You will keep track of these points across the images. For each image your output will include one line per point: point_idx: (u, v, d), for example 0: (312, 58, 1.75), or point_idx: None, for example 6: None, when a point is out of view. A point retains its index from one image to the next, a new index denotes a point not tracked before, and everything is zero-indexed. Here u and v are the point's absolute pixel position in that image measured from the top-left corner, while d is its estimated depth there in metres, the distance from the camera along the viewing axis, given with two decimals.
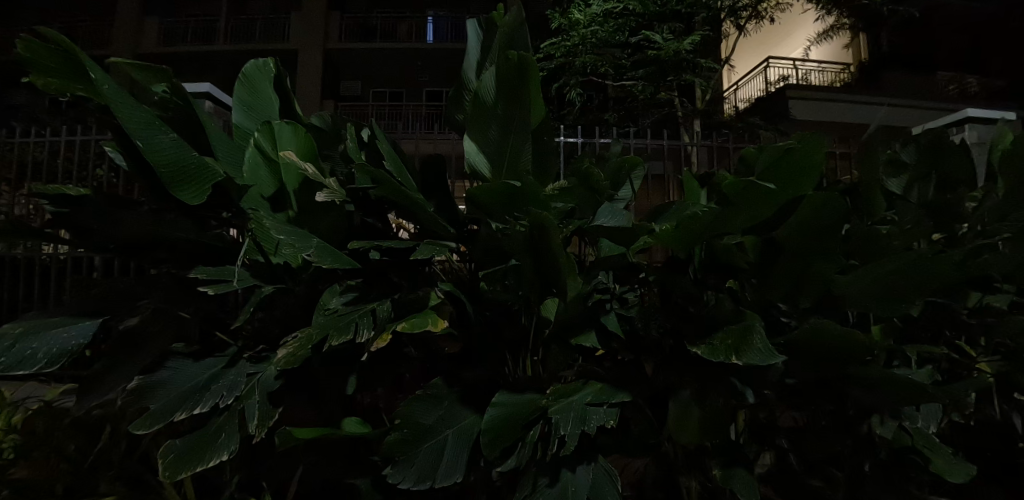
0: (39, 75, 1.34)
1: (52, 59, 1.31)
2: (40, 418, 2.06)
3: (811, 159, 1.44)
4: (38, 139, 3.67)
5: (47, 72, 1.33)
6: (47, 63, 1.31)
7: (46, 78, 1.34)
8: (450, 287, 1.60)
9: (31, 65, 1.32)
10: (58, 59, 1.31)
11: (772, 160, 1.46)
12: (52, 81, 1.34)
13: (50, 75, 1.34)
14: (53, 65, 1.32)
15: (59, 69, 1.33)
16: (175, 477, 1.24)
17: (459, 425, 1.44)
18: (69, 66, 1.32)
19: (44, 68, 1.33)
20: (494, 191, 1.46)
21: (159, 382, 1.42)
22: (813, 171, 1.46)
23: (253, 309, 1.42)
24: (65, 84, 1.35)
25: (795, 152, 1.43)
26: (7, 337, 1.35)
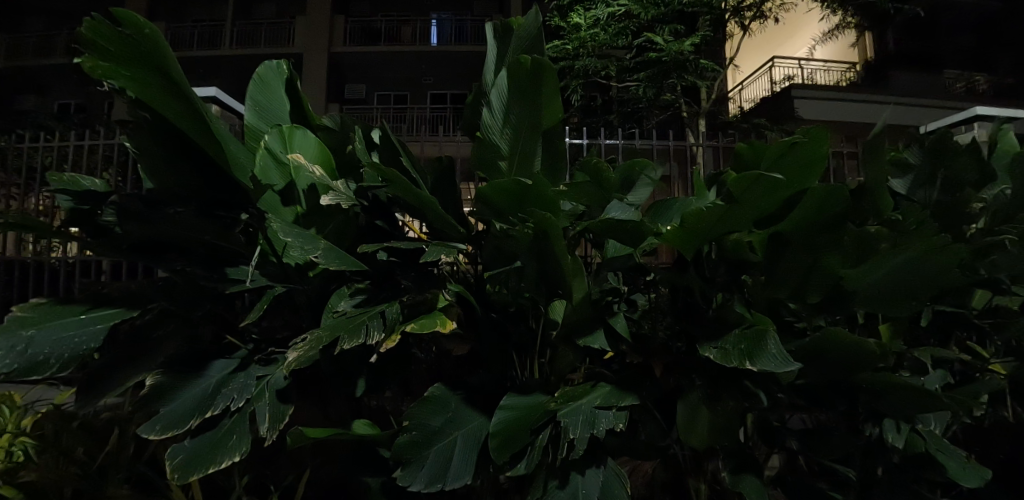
0: (92, 57, 1.27)
1: (116, 42, 1.26)
2: (49, 422, 2.06)
3: (819, 151, 1.39)
4: (46, 144, 3.67)
5: (103, 55, 1.27)
6: (107, 45, 1.26)
7: (96, 61, 1.28)
8: (458, 289, 1.59)
9: (88, 45, 1.26)
10: (124, 44, 1.26)
11: (777, 153, 1.45)
12: (104, 66, 1.28)
13: (103, 58, 1.28)
14: (111, 48, 1.27)
15: (118, 54, 1.28)
16: (185, 479, 1.23)
17: (468, 428, 1.44)
18: (131, 53, 1.27)
19: (100, 49, 1.27)
20: (503, 190, 1.44)
21: (171, 381, 1.41)
22: (822, 163, 1.41)
23: (265, 309, 1.42)
24: (116, 69, 1.29)
25: (802, 146, 1.39)
26: (16, 340, 1.35)
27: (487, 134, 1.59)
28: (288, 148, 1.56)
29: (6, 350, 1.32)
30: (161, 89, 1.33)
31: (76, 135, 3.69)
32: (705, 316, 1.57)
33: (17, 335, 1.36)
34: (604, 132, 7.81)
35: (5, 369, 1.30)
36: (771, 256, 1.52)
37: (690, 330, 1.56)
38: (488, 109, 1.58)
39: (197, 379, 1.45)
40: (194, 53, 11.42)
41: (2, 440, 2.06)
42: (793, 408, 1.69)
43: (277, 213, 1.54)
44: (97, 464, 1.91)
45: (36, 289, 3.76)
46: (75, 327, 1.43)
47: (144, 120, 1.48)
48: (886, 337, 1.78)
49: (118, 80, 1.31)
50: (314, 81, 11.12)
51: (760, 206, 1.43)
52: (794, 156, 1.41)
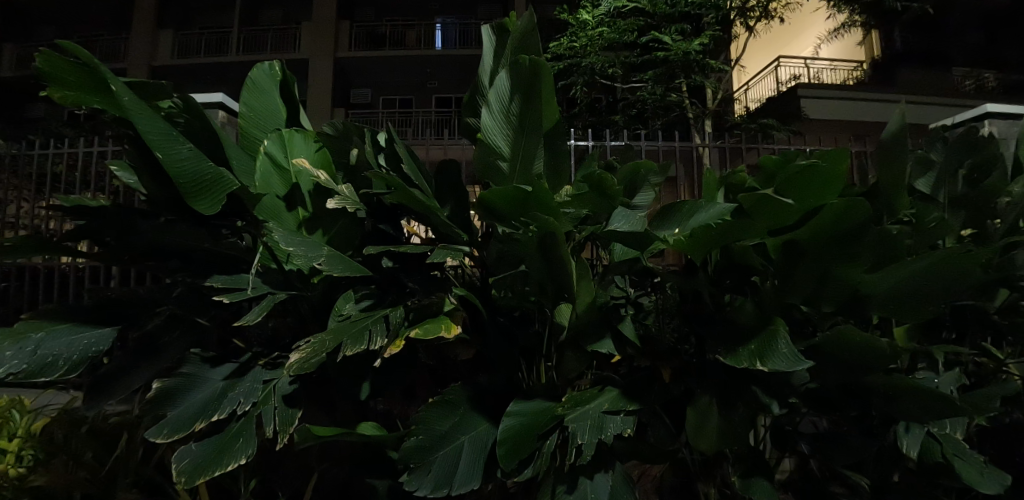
0: (55, 89, 1.29)
1: (71, 73, 1.26)
2: (58, 426, 2.06)
3: (839, 172, 1.35)
4: (54, 152, 3.69)
5: (65, 86, 1.29)
6: (65, 76, 1.26)
7: (61, 92, 1.30)
8: (463, 293, 1.57)
9: (49, 79, 1.27)
10: (78, 74, 1.26)
11: (794, 175, 1.38)
12: (68, 95, 1.30)
13: (66, 88, 1.29)
14: (70, 80, 1.27)
15: (76, 83, 1.28)
16: (191, 483, 1.23)
17: (475, 432, 1.42)
18: (89, 82, 1.28)
19: (62, 81, 1.27)
20: (507, 196, 1.42)
21: (175, 385, 1.41)
22: (839, 184, 1.37)
23: (263, 314, 1.42)
24: (81, 98, 1.31)
25: (819, 169, 1.34)
26: (26, 342, 1.34)
27: (487, 135, 1.57)
28: (290, 155, 1.58)
29: (16, 351, 1.31)
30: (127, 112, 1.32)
31: (85, 141, 3.70)
32: (714, 318, 1.56)
33: (26, 338, 1.35)
34: (609, 134, 7.76)
35: (15, 369, 1.29)
36: (786, 261, 1.50)
37: (701, 333, 1.54)
38: (486, 111, 1.56)
39: (201, 383, 1.45)
40: (201, 59, 11.51)
41: (11, 442, 2.05)
42: (805, 411, 1.65)
43: (279, 219, 1.52)
44: (106, 469, 1.91)
45: (44, 296, 3.77)
46: (79, 332, 1.44)
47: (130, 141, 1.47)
48: (899, 339, 1.75)
49: (90, 106, 1.35)
50: (320, 86, 11.16)
51: (773, 217, 1.39)
52: (814, 177, 1.35)
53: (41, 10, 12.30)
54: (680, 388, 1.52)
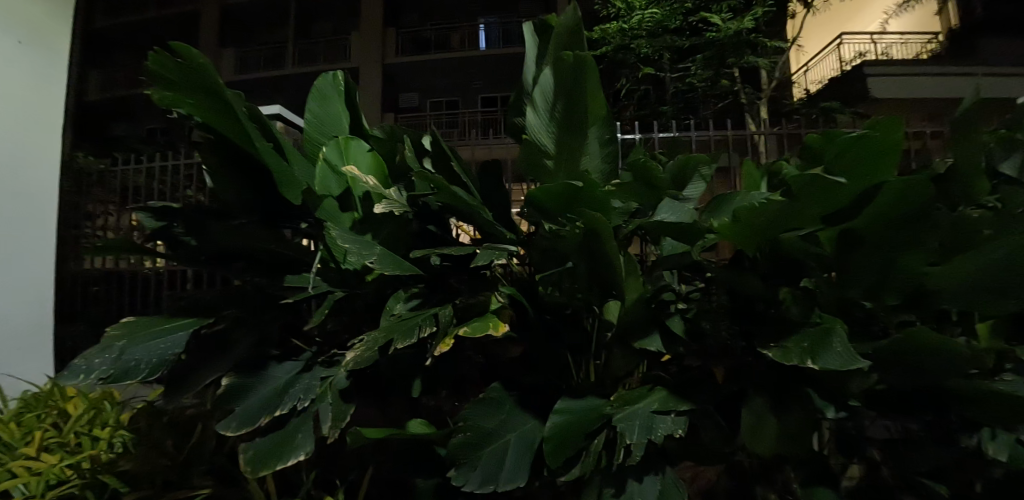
0: (159, 88, 1.40)
1: (176, 72, 1.35)
2: (145, 416, 2.26)
3: (892, 139, 1.30)
4: (139, 166, 4.03)
5: (167, 86, 1.39)
6: (169, 75, 1.36)
7: (163, 92, 1.41)
8: (511, 291, 1.57)
9: (153, 77, 1.38)
10: (182, 73, 1.35)
11: (842, 147, 1.35)
12: (168, 94, 1.41)
13: (167, 87, 1.39)
14: (171, 79, 1.37)
15: (179, 82, 1.37)
16: (257, 474, 1.29)
17: (520, 432, 1.41)
18: (188, 81, 1.36)
19: (165, 80, 1.38)
20: (555, 193, 1.41)
21: (241, 383, 1.48)
22: (897, 153, 1.31)
23: (326, 312, 1.51)
24: (179, 97, 1.41)
25: (873, 138, 1.30)
26: (113, 349, 1.48)
27: (533, 135, 1.55)
28: (345, 160, 1.66)
29: (103, 359, 1.45)
30: (220, 110, 1.41)
31: (164, 154, 4.01)
32: (771, 316, 1.48)
33: (113, 346, 1.49)
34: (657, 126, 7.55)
35: (100, 376, 1.42)
36: (840, 255, 1.43)
37: (755, 331, 1.48)
38: (532, 111, 1.53)
39: (266, 379, 1.53)
40: (261, 73, 12.17)
41: (105, 432, 2.30)
42: (874, 415, 1.54)
43: (336, 220, 1.60)
44: (183, 456, 2.06)
45: (132, 297, 4.12)
46: (159, 335, 1.54)
47: (212, 141, 1.56)
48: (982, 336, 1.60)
49: (183, 106, 1.44)
50: (370, 91, 11.52)
51: (824, 201, 1.35)
52: (863, 148, 1.32)
53: (123, 37, 13.49)
54: (733, 389, 1.47)
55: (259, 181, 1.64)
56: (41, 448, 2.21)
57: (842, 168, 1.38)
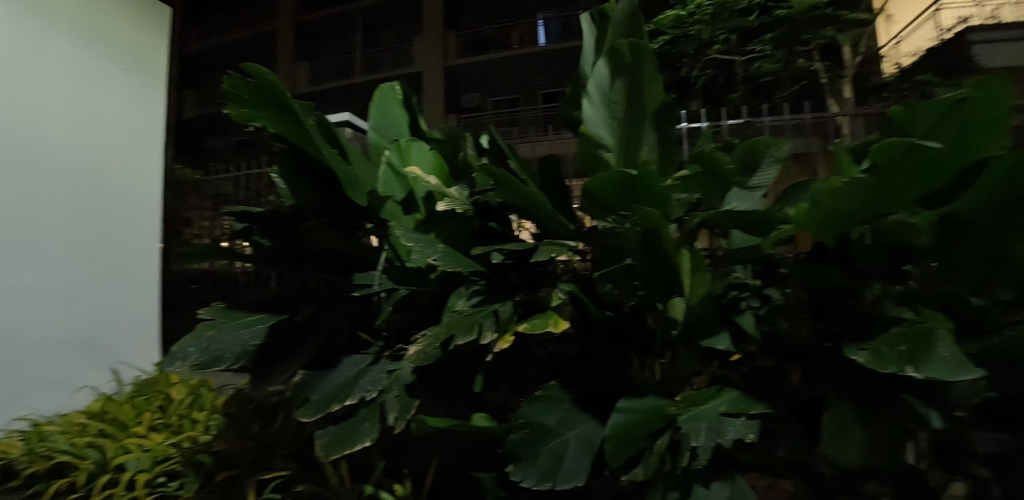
0: (235, 107, 1.52)
1: (248, 91, 1.46)
2: (234, 403, 2.45)
3: (999, 107, 1.12)
4: (227, 174, 4.40)
5: (242, 104, 1.51)
6: (242, 95, 1.48)
7: (238, 109, 1.53)
8: (571, 288, 1.52)
9: (230, 97, 1.50)
10: (254, 91, 1.46)
11: (933, 119, 1.18)
12: (243, 111, 1.53)
13: (241, 105, 1.51)
14: (245, 97, 1.49)
15: (251, 100, 1.49)
16: (328, 457, 1.38)
17: (581, 430, 1.39)
18: (261, 98, 1.47)
19: (239, 99, 1.50)
20: (612, 183, 1.34)
21: (317, 375, 1.60)
22: (1005, 123, 1.13)
23: (391, 308, 1.55)
24: (252, 113, 1.52)
25: (972, 105, 1.12)
26: (204, 340, 1.60)
27: (589, 127, 1.49)
28: (406, 161, 1.70)
29: (196, 348, 1.57)
30: (290, 123, 1.51)
31: (246, 163, 4.35)
32: (856, 314, 1.37)
33: (204, 337, 1.61)
34: None
35: (194, 362, 1.54)
36: (940, 243, 1.31)
37: (838, 332, 1.36)
38: (587, 103, 1.49)
39: (339, 371, 1.62)
40: (332, 83, 12.86)
41: (202, 415, 2.53)
42: (983, 427, 1.37)
43: (399, 220, 1.68)
44: (267, 440, 2.21)
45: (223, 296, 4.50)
46: (244, 328, 1.64)
47: (286, 150, 1.68)
48: None
49: (257, 121, 1.55)
50: (432, 95, 11.82)
51: (922, 181, 1.21)
52: (964, 116, 1.13)
53: (214, 59, 14.78)
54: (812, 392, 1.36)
55: (326, 187, 1.74)
56: (150, 428, 2.51)
57: (930, 134, 1.21)
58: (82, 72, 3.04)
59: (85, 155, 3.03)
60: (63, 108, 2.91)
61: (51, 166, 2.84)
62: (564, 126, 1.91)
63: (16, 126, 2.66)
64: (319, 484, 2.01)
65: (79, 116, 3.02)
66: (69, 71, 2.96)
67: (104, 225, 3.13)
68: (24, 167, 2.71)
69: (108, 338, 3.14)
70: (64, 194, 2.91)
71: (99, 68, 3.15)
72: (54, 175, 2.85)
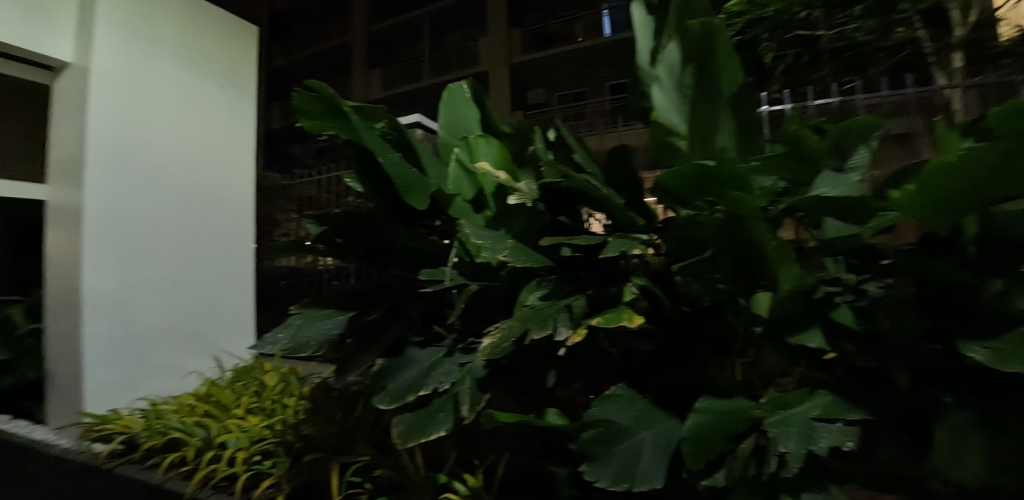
0: (307, 119, 1.60)
1: (316, 105, 1.54)
2: (319, 391, 2.61)
3: None
4: (307, 178, 4.66)
5: (312, 116, 1.59)
6: (311, 110, 1.56)
7: (310, 121, 1.61)
8: (645, 282, 1.45)
9: (301, 112, 1.58)
10: (320, 105, 1.54)
11: None
12: (315, 123, 1.60)
13: (312, 118, 1.59)
14: (314, 110, 1.56)
15: (320, 113, 1.57)
16: (406, 445, 1.42)
17: (656, 429, 1.34)
18: (328, 109, 1.54)
19: (310, 113, 1.58)
20: (684, 176, 1.26)
21: (391, 365, 1.64)
22: None
23: (462, 304, 1.57)
24: (323, 124, 1.60)
25: None
26: (293, 328, 1.75)
27: (659, 115, 1.42)
28: (474, 158, 1.72)
29: (285, 336, 1.73)
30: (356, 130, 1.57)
31: (325, 168, 4.58)
32: (974, 311, 1.21)
33: (293, 324, 1.76)
34: None
35: (284, 347, 1.68)
36: None
37: (952, 330, 1.22)
38: (657, 89, 1.44)
39: (413, 362, 1.66)
40: (402, 88, 13.34)
41: (291, 401, 2.72)
42: None
43: (468, 217, 1.69)
44: (349, 426, 2.33)
45: (308, 291, 4.81)
46: (326, 319, 1.76)
47: (355, 155, 1.75)
48: None
49: (328, 131, 1.63)
50: (498, 93, 11.93)
51: None
52: None
53: (296, 72, 15.83)
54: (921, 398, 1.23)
55: (393, 188, 1.78)
56: (247, 411, 2.75)
57: None
58: (183, 88, 3.37)
59: (187, 162, 3.36)
60: (167, 122, 3.25)
61: (159, 174, 3.18)
62: (635, 114, 1.83)
63: (128, 139, 3.03)
64: (396, 470, 2.10)
65: (182, 129, 3.34)
66: (172, 87, 3.30)
67: (205, 225, 3.45)
68: (135, 175, 3.06)
69: (211, 329, 3.47)
70: (171, 199, 3.25)
71: (197, 83, 3.47)
72: (161, 181, 3.19)
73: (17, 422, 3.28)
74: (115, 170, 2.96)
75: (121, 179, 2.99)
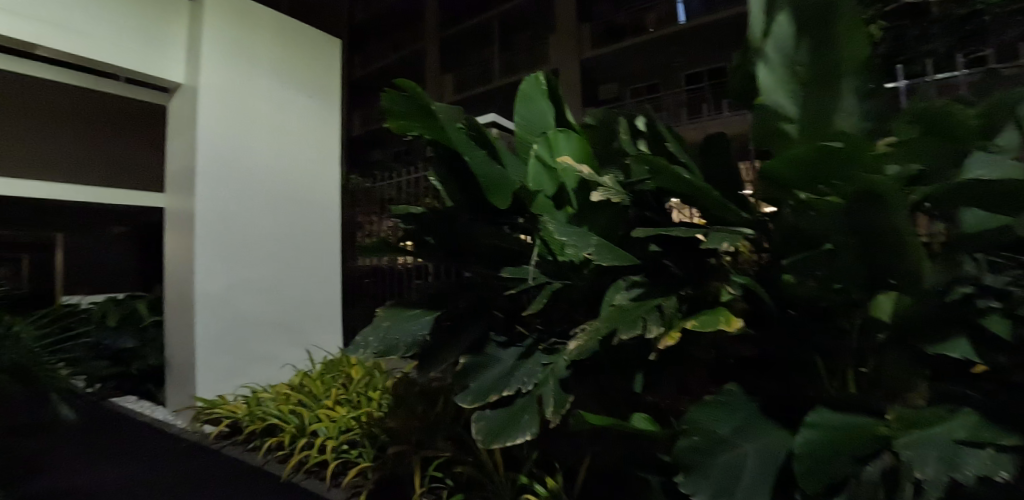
0: (394, 120, 1.60)
1: (403, 105, 1.54)
2: (400, 386, 2.68)
3: None
4: (390, 181, 4.84)
5: (399, 116, 1.58)
6: (398, 109, 1.55)
7: (397, 121, 1.60)
8: (745, 281, 1.37)
9: (388, 112, 1.58)
10: (409, 104, 1.53)
11: None
12: (401, 123, 1.60)
13: (399, 118, 1.59)
14: (400, 110, 1.57)
15: (407, 113, 1.56)
16: (490, 446, 1.41)
17: (760, 442, 1.21)
18: (414, 109, 1.55)
19: (397, 113, 1.57)
20: (801, 159, 1.14)
21: (475, 363, 1.64)
22: None
23: (544, 301, 1.52)
24: (409, 124, 1.60)
25: None
26: (382, 328, 1.76)
27: (767, 96, 1.30)
28: (554, 153, 1.68)
29: (374, 337, 1.73)
30: (442, 128, 1.57)
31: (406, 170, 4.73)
32: None
33: (381, 325, 1.77)
34: None
35: (374, 350, 1.69)
36: None
37: None
38: (764, 68, 1.29)
39: (496, 361, 1.65)
40: (474, 91, 13.56)
41: (375, 394, 2.83)
42: None
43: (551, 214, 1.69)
44: (430, 422, 2.37)
45: (389, 289, 5.01)
46: (413, 320, 1.77)
47: (438, 154, 1.75)
48: None
49: (413, 130, 1.63)
50: (568, 90, 11.77)
51: None
52: None
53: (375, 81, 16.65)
54: None
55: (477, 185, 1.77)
56: (336, 402, 2.89)
57: None
58: (274, 100, 3.60)
59: (279, 169, 3.58)
60: (260, 132, 3.48)
61: (254, 180, 3.42)
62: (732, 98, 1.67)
63: (226, 150, 3.28)
64: (476, 467, 2.12)
65: (273, 138, 3.57)
66: (265, 100, 3.54)
67: (296, 227, 3.66)
68: (233, 182, 3.32)
69: (305, 324, 3.71)
70: (265, 204, 3.48)
71: (286, 95, 3.69)
72: (256, 188, 3.43)
73: (144, 404, 3.69)
74: (219, 179, 3.24)
75: (221, 187, 3.25)
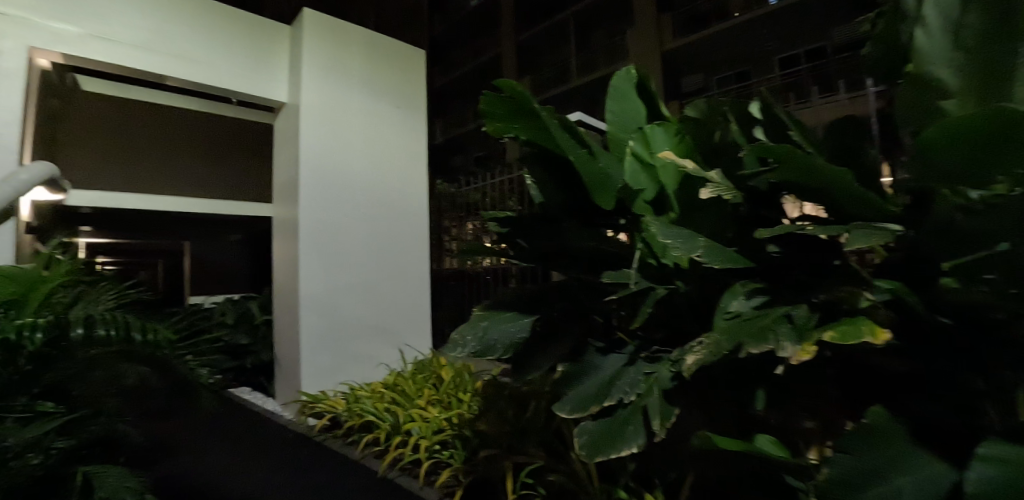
0: (491, 122, 1.59)
1: (501, 105, 1.53)
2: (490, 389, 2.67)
3: None
4: (473, 187, 4.88)
5: (497, 118, 1.57)
6: (496, 110, 1.55)
7: (494, 124, 1.59)
8: (893, 286, 1.17)
9: (486, 114, 1.58)
10: (507, 104, 1.52)
11: None
12: (498, 125, 1.59)
13: (497, 120, 1.58)
14: (501, 111, 1.54)
15: (505, 113, 1.55)
16: (593, 459, 1.35)
17: (916, 476, 1.04)
18: (513, 109, 1.53)
19: (495, 116, 1.57)
20: (969, 135, 0.97)
21: (573, 370, 1.58)
22: None
23: (650, 309, 1.41)
24: (507, 126, 1.58)
25: None
26: (479, 328, 1.74)
27: (920, 66, 1.15)
28: (654, 149, 1.56)
29: (471, 335, 1.71)
30: (542, 126, 1.53)
31: (490, 173, 4.73)
32: None
33: (479, 325, 1.75)
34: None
35: (471, 350, 1.66)
36: None
37: None
38: (921, 34, 1.13)
39: (593, 370, 1.58)
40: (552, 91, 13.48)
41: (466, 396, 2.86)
42: None
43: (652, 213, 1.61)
44: (521, 427, 2.33)
45: (474, 292, 5.08)
46: (509, 322, 1.74)
47: (535, 154, 1.72)
48: None
49: (509, 133, 1.61)
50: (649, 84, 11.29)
51: None
52: None
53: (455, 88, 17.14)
54: None
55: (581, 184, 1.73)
56: (428, 403, 2.96)
57: None
58: (365, 112, 3.78)
59: (370, 178, 3.75)
60: (354, 143, 3.67)
61: (348, 189, 3.61)
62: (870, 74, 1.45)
63: (324, 161, 3.50)
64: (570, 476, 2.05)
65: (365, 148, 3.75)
66: (357, 112, 3.72)
67: (386, 233, 3.81)
68: (331, 192, 3.52)
69: (397, 326, 3.84)
70: (359, 211, 3.66)
71: (376, 106, 3.85)
72: (351, 196, 3.62)
73: (257, 395, 4.03)
74: (319, 190, 3.46)
75: (320, 197, 3.46)
